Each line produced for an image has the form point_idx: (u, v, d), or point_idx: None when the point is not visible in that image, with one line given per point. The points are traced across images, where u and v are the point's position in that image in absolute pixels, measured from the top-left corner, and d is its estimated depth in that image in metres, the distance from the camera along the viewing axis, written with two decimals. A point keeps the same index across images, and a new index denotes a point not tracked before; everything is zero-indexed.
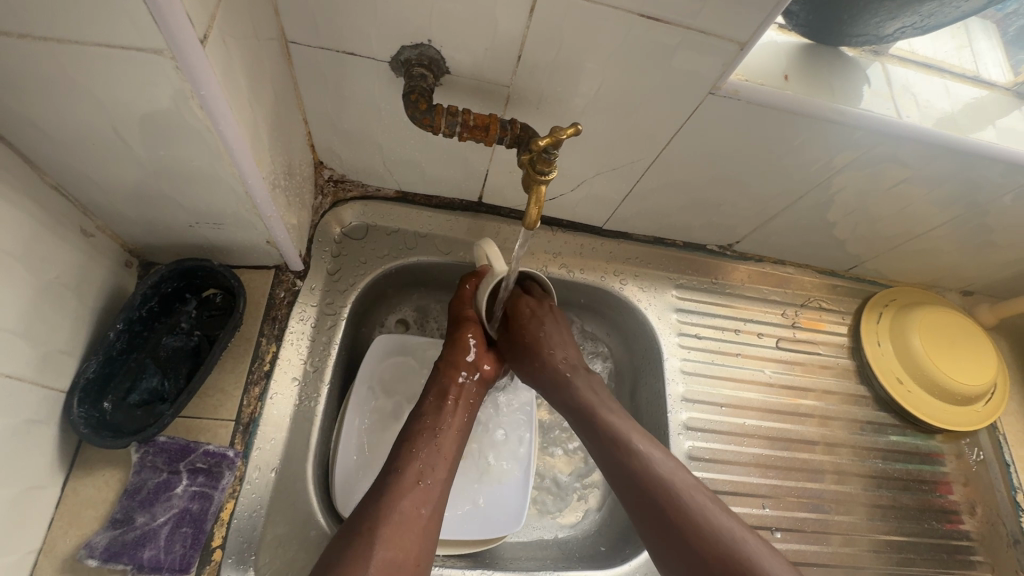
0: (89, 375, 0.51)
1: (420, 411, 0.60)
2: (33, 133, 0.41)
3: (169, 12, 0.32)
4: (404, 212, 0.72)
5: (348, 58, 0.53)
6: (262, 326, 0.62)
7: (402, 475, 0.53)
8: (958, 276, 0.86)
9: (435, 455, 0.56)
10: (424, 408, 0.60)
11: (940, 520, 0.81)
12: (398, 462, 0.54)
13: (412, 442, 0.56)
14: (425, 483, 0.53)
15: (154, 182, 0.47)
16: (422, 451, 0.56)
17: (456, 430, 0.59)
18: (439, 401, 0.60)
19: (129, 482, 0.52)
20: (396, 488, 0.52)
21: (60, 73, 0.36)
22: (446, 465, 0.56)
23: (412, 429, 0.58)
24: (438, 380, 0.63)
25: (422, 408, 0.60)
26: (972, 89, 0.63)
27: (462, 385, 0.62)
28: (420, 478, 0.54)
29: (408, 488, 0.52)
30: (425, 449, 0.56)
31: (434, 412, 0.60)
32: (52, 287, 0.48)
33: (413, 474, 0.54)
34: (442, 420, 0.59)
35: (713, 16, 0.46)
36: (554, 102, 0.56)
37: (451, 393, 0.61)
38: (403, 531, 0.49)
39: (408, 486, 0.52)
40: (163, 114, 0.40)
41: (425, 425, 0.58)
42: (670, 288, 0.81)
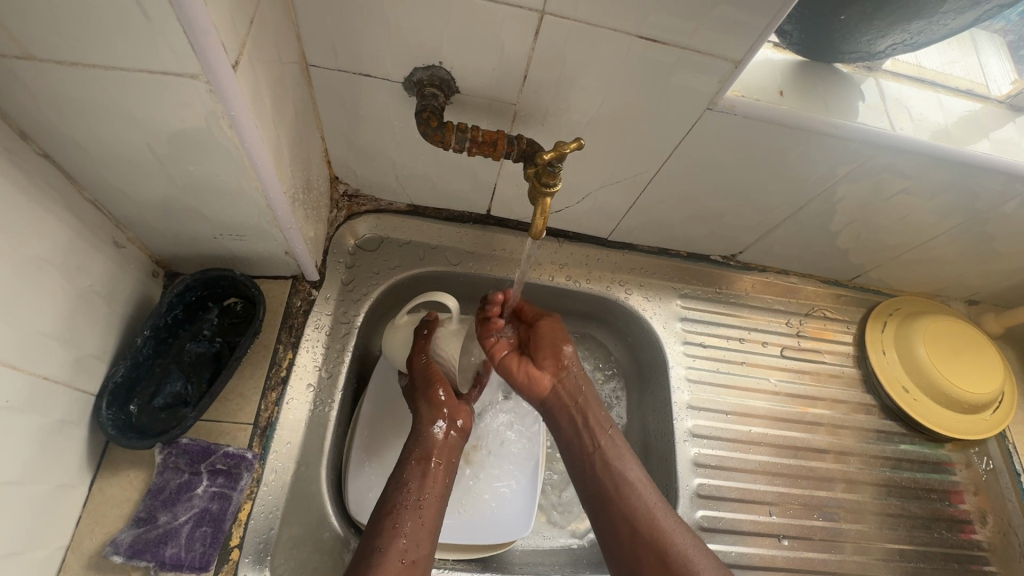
0: (117, 379, 0.54)
1: (402, 477, 0.58)
2: (76, 151, 0.45)
3: (206, 42, 0.35)
4: (415, 225, 0.75)
5: (364, 79, 0.56)
6: (279, 334, 0.65)
7: (382, 554, 0.51)
8: (962, 285, 0.87)
9: (417, 530, 0.54)
10: (406, 474, 0.58)
11: (952, 530, 0.80)
12: (378, 539, 0.53)
13: (394, 518, 0.54)
14: (408, 563, 0.52)
15: (183, 196, 0.50)
16: (402, 527, 0.54)
17: (439, 497, 0.57)
18: (423, 465, 0.59)
19: (153, 482, 0.55)
20: (377, 565, 0.50)
21: (103, 96, 0.39)
22: (429, 538, 0.55)
23: (395, 501, 0.56)
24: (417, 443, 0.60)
25: (403, 473, 0.58)
26: (966, 103, 0.65)
27: (442, 445, 0.60)
28: (404, 557, 0.52)
29: (390, 567, 0.51)
30: (408, 525, 0.54)
31: (419, 479, 0.57)
32: (87, 295, 0.51)
33: (395, 552, 0.52)
34: (425, 487, 0.57)
35: (707, 35, 0.49)
36: (558, 119, 0.59)
37: (429, 459, 0.59)
38: None
39: (391, 568, 0.51)
40: (195, 133, 0.43)
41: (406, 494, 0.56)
42: (675, 297, 0.83)
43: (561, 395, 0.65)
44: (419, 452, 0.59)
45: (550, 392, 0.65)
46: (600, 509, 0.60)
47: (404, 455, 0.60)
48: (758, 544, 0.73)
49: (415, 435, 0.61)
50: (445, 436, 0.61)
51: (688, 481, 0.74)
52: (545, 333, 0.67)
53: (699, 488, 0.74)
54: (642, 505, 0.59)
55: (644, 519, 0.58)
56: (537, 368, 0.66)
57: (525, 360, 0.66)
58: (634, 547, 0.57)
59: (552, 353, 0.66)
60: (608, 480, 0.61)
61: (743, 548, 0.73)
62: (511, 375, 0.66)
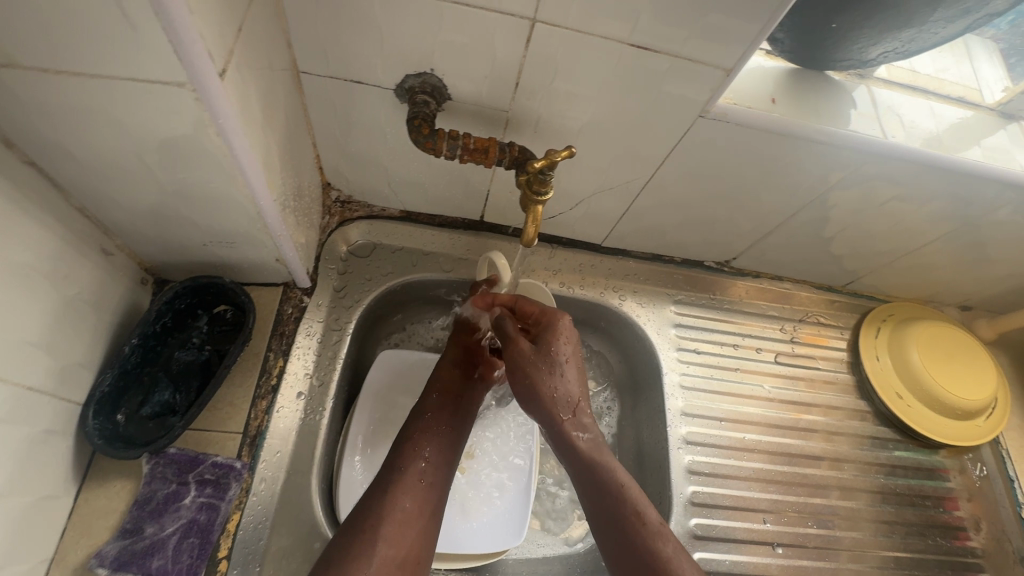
0: (105, 389, 0.53)
1: (423, 406, 0.63)
2: (62, 158, 0.44)
3: (193, 50, 0.35)
4: (408, 231, 0.74)
5: (356, 86, 0.56)
6: (270, 341, 0.64)
7: (403, 475, 0.56)
8: (955, 291, 0.87)
9: (435, 452, 0.59)
10: (428, 405, 0.63)
11: (946, 537, 0.80)
12: (400, 462, 0.57)
13: (415, 443, 0.59)
14: (426, 483, 0.56)
15: (171, 204, 0.50)
16: (423, 451, 0.58)
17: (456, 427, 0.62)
18: (443, 396, 0.64)
19: (139, 493, 0.54)
20: (397, 484, 0.55)
21: (88, 104, 0.39)
22: (445, 464, 0.59)
23: (414, 428, 0.60)
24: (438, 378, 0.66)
25: (426, 402, 0.63)
26: (957, 110, 0.66)
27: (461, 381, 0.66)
28: (423, 480, 0.56)
29: (409, 485, 0.55)
30: (429, 450, 0.59)
31: (439, 409, 0.62)
32: (74, 303, 0.50)
33: (415, 471, 0.57)
34: (442, 418, 0.62)
35: (699, 44, 0.49)
36: (551, 126, 0.59)
37: (447, 392, 0.64)
38: (403, 529, 0.53)
39: (412, 487, 0.55)
40: (182, 141, 0.42)
41: (425, 424, 0.61)
42: (669, 304, 0.83)
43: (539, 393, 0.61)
44: (439, 386, 0.64)
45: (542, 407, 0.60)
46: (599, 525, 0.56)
47: (422, 391, 0.64)
48: (753, 552, 0.73)
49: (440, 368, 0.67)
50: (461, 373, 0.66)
51: (682, 488, 0.74)
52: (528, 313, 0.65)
53: (693, 496, 0.74)
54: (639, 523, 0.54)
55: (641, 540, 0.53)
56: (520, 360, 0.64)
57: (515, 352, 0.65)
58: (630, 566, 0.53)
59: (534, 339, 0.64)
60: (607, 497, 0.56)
61: (738, 557, 0.72)
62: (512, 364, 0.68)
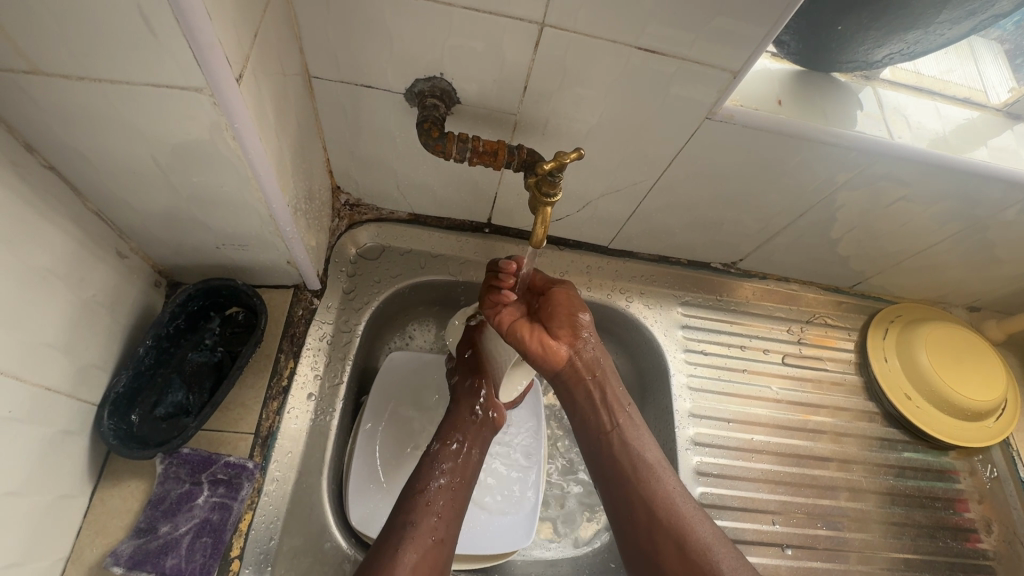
0: (119, 389, 0.54)
1: (433, 457, 0.61)
2: (80, 163, 0.45)
3: (211, 56, 0.36)
4: (416, 234, 0.75)
5: (366, 90, 0.56)
6: (281, 343, 0.65)
7: (415, 529, 0.54)
8: (963, 291, 0.87)
9: (446, 508, 0.57)
10: (440, 454, 0.61)
11: (957, 538, 0.79)
12: (411, 513, 0.55)
13: (426, 497, 0.57)
14: (435, 540, 0.55)
15: (186, 207, 0.51)
16: (434, 505, 0.57)
17: (465, 483, 0.60)
18: (451, 447, 0.61)
19: (153, 492, 0.54)
20: (406, 538, 0.54)
21: (107, 109, 0.40)
22: (456, 518, 0.57)
23: (425, 482, 0.58)
24: (446, 429, 0.63)
25: (435, 453, 0.61)
26: (963, 111, 0.66)
27: (474, 433, 0.63)
28: (434, 534, 0.55)
29: (420, 540, 0.54)
30: (439, 504, 0.57)
31: (450, 463, 0.60)
32: (90, 305, 0.51)
33: (426, 528, 0.55)
34: (451, 473, 0.60)
35: (705, 46, 0.49)
36: (558, 128, 0.60)
37: (459, 440, 0.62)
38: None
39: (421, 541, 0.54)
40: (198, 145, 0.43)
41: (432, 479, 0.59)
42: (675, 305, 0.83)
43: (575, 366, 0.63)
44: (455, 432, 0.63)
45: (566, 363, 0.63)
46: (614, 489, 0.60)
47: (436, 436, 0.63)
48: (762, 553, 0.73)
49: (449, 415, 0.65)
50: (477, 416, 0.65)
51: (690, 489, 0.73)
52: (560, 300, 0.65)
53: (702, 497, 0.74)
54: (657, 483, 0.59)
55: (663, 504, 0.58)
56: (552, 338, 0.63)
57: (537, 328, 0.64)
58: (648, 525, 0.57)
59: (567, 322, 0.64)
60: (621, 465, 0.60)
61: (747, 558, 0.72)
62: (524, 344, 0.63)
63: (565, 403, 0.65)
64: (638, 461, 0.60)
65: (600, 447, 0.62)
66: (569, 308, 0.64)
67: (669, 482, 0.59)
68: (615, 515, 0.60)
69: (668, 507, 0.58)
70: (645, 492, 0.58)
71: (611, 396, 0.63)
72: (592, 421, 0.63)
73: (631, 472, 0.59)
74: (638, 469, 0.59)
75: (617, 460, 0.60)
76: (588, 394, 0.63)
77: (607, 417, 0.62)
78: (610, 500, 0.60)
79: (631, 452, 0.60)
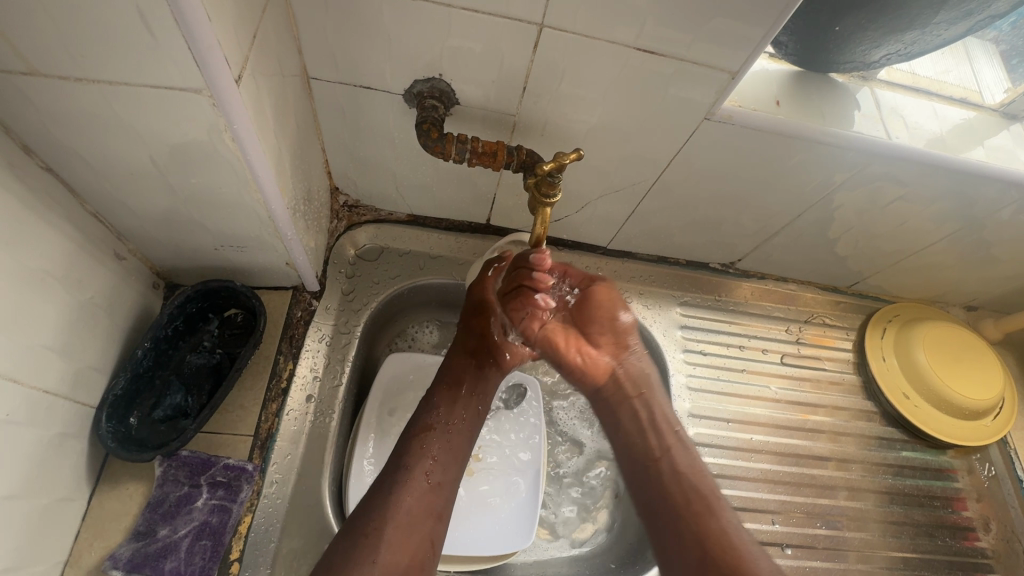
0: (117, 392, 0.54)
1: (432, 402, 0.62)
2: (78, 164, 0.45)
3: (211, 59, 0.36)
4: (415, 235, 0.75)
5: (365, 91, 0.56)
6: (280, 344, 0.65)
7: (409, 474, 0.56)
8: (961, 290, 0.87)
9: (442, 451, 0.58)
10: (437, 398, 0.62)
11: (955, 537, 0.80)
12: (407, 456, 0.57)
13: (422, 440, 0.58)
14: (432, 483, 0.56)
15: (184, 209, 0.51)
16: (428, 449, 0.58)
17: (464, 426, 0.61)
18: (453, 391, 0.63)
19: (152, 495, 0.54)
20: (401, 484, 0.55)
21: (106, 110, 0.40)
22: (454, 462, 0.59)
23: (426, 422, 0.60)
24: (448, 370, 0.65)
25: (434, 397, 0.62)
26: (960, 111, 0.66)
27: (475, 375, 0.65)
28: (428, 478, 0.56)
29: (414, 484, 0.55)
30: (434, 446, 0.58)
31: (448, 404, 0.62)
32: (88, 307, 0.51)
33: (421, 471, 0.56)
34: (450, 414, 0.61)
35: (703, 47, 0.49)
36: (557, 129, 0.60)
37: (458, 382, 0.64)
38: (408, 533, 0.52)
39: (417, 485, 0.55)
40: (197, 146, 0.43)
41: (428, 422, 0.60)
42: (674, 305, 0.83)
43: (620, 385, 0.66)
44: (451, 375, 0.64)
45: (607, 377, 0.67)
46: (665, 521, 0.58)
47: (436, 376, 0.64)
48: None
49: (449, 359, 0.66)
50: (478, 364, 0.66)
51: None
52: (600, 301, 0.67)
53: None
54: (711, 518, 0.56)
55: (717, 539, 0.54)
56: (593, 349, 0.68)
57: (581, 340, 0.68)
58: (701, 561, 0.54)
59: (608, 326, 0.67)
60: (671, 493, 0.58)
61: None
62: (560, 353, 0.68)
63: (608, 422, 0.66)
64: (690, 489, 0.58)
65: (649, 476, 0.60)
66: (610, 313, 0.67)
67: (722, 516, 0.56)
68: (662, 548, 0.57)
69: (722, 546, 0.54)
70: (696, 523, 0.56)
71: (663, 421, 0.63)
72: (640, 450, 0.62)
73: (680, 501, 0.58)
74: (688, 498, 0.58)
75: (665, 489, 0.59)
76: (635, 415, 0.64)
77: (655, 445, 0.62)
78: (654, 531, 0.58)
79: (682, 481, 0.59)
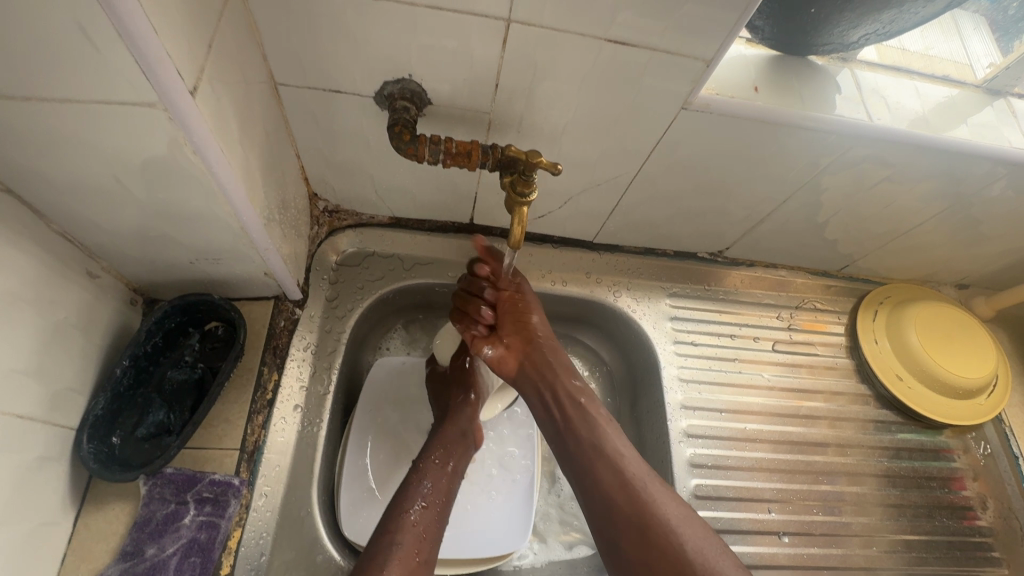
0: (98, 412, 0.53)
1: (416, 474, 0.59)
2: (38, 183, 0.44)
3: (161, 71, 0.35)
4: (399, 237, 0.74)
5: (335, 95, 0.55)
6: (264, 356, 0.64)
7: (397, 541, 0.53)
8: (951, 269, 0.87)
9: (436, 532, 0.55)
10: (423, 472, 0.59)
11: (955, 517, 0.79)
12: (397, 532, 0.53)
13: (413, 519, 0.55)
14: (421, 559, 0.53)
15: (153, 224, 0.50)
16: (419, 526, 0.55)
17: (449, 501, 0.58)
18: (437, 463, 0.60)
19: (138, 514, 0.54)
20: (385, 549, 0.52)
21: (62, 129, 0.39)
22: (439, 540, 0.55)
23: (416, 497, 0.57)
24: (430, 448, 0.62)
25: (418, 471, 0.60)
26: (942, 89, 0.65)
27: (456, 451, 0.62)
28: (418, 555, 0.53)
29: (394, 550, 0.52)
30: (424, 525, 0.55)
31: (435, 477, 0.59)
32: (61, 328, 0.50)
33: (410, 546, 0.53)
34: (437, 490, 0.58)
35: (676, 35, 0.48)
36: (533, 126, 0.59)
37: (441, 456, 0.61)
38: None
39: (405, 561, 0.51)
40: (160, 162, 0.42)
41: (422, 499, 0.57)
42: (664, 296, 0.82)
43: (527, 367, 0.63)
44: (441, 449, 0.62)
45: (518, 372, 0.63)
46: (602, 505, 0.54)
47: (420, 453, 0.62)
48: (759, 542, 0.73)
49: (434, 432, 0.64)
50: (456, 434, 0.63)
51: (684, 482, 0.73)
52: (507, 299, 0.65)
53: (696, 489, 0.73)
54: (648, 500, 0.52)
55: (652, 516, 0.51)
56: (504, 347, 0.64)
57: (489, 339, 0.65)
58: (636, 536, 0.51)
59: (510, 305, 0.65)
60: (606, 474, 0.55)
61: (743, 547, 0.72)
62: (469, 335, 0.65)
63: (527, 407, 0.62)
64: (592, 429, 0.58)
65: (591, 473, 0.55)
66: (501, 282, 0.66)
67: (668, 505, 0.53)
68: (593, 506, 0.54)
69: (666, 536, 0.50)
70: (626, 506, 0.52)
71: (575, 394, 0.60)
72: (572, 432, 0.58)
73: (616, 488, 0.54)
74: (618, 486, 0.54)
75: (601, 473, 0.55)
76: (546, 396, 0.61)
77: (585, 456, 0.56)
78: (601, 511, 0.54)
79: (613, 466, 0.55)
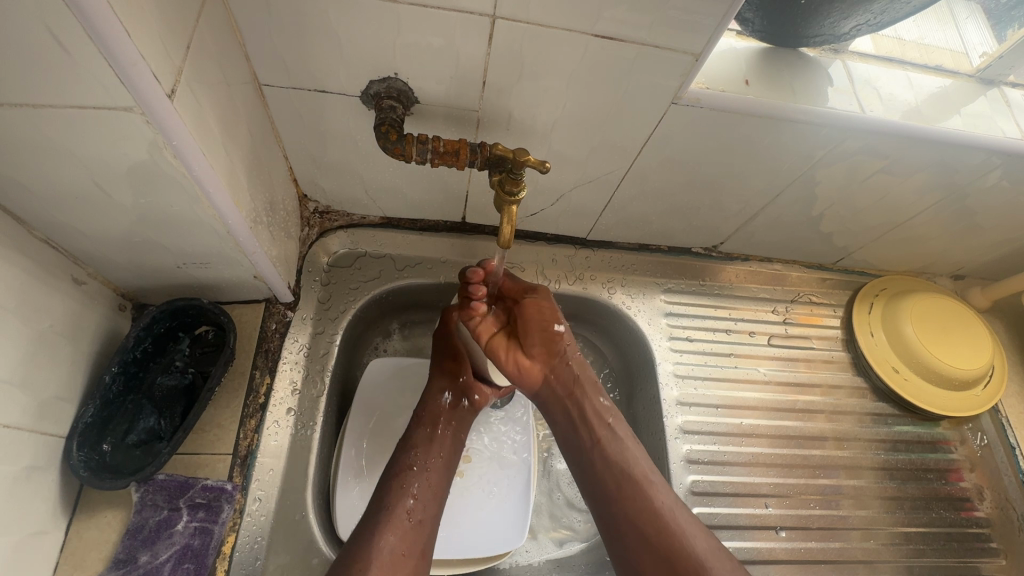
0: (87, 419, 0.53)
1: (410, 439, 0.62)
2: (17, 191, 0.43)
3: (138, 76, 0.35)
4: (390, 237, 0.73)
5: (320, 95, 0.55)
6: (255, 359, 0.63)
7: (391, 510, 0.55)
8: (947, 260, 0.86)
9: (426, 494, 0.58)
10: (414, 437, 0.62)
11: (952, 509, 0.80)
12: (389, 502, 0.56)
13: (403, 479, 0.58)
14: (415, 522, 0.56)
15: (138, 229, 0.49)
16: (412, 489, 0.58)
17: (441, 467, 0.61)
18: (428, 429, 0.63)
19: (131, 521, 0.54)
20: (378, 521, 0.54)
21: (38, 135, 0.38)
22: (434, 502, 0.58)
23: (404, 463, 0.60)
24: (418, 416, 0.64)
25: (410, 437, 0.62)
26: (935, 79, 0.64)
27: (449, 414, 0.64)
28: (411, 516, 0.56)
29: (389, 517, 0.55)
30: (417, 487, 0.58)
31: (425, 442, 0.62)
32: (46, 336, 0.50)
33: (403, 509, 0.56)
34: (427, 455, 0.61)
35: (665, 29, 0.48)
36: (522, 123, 0.58)
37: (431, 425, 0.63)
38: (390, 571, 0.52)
39: (400, 525, 0.55)
40: (142, 167, 0.41)
41: (409, 462, 0.60)
42: (659, 292, 0.82)
43: (557, 385, 0.64)
44: (432, 416, 0.64)
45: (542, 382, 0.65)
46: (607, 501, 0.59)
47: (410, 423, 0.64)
48: (756, 538, 0.73)
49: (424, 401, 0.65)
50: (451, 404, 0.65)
51: (681, 478, 0.73)
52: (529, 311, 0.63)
53: (693, 485, 0.73)
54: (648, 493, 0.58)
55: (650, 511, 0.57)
56: (525, 356, 0.64)
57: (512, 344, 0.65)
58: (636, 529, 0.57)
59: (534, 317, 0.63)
60: (613, 468, 0.60)
61: (741, 543, 0.72)
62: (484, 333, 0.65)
63: (545, 411, 0.66)
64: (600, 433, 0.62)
65: (597, 474, 0.60)
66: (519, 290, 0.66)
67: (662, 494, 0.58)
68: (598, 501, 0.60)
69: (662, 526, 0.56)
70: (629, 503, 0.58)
71: (587, 401, 0.63)
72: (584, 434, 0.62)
73: (619, 484, 0.59)
74: (621, 483, 0.59)
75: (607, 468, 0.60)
76: (566, 409, 0.63)
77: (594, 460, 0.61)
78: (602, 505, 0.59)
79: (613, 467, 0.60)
